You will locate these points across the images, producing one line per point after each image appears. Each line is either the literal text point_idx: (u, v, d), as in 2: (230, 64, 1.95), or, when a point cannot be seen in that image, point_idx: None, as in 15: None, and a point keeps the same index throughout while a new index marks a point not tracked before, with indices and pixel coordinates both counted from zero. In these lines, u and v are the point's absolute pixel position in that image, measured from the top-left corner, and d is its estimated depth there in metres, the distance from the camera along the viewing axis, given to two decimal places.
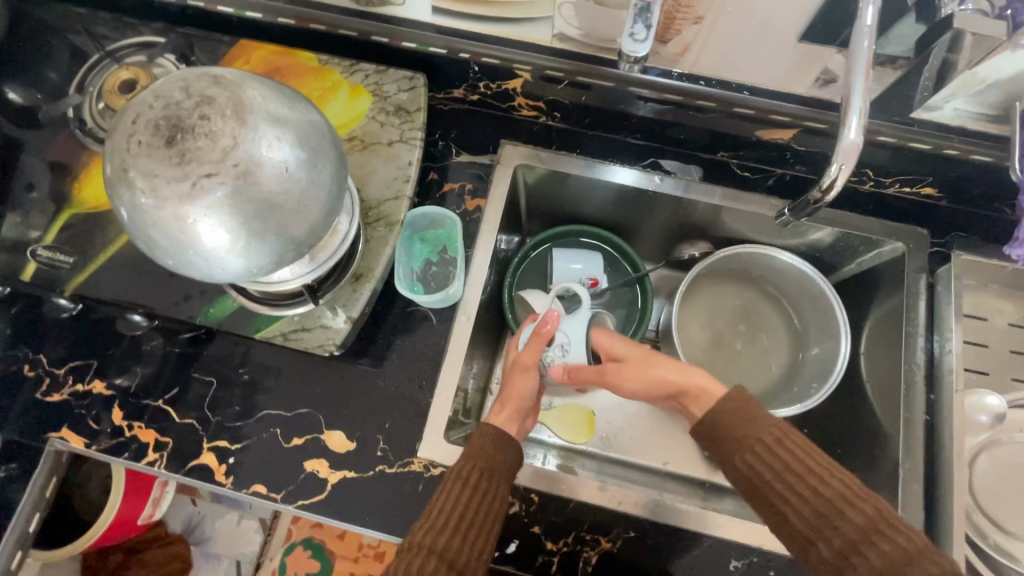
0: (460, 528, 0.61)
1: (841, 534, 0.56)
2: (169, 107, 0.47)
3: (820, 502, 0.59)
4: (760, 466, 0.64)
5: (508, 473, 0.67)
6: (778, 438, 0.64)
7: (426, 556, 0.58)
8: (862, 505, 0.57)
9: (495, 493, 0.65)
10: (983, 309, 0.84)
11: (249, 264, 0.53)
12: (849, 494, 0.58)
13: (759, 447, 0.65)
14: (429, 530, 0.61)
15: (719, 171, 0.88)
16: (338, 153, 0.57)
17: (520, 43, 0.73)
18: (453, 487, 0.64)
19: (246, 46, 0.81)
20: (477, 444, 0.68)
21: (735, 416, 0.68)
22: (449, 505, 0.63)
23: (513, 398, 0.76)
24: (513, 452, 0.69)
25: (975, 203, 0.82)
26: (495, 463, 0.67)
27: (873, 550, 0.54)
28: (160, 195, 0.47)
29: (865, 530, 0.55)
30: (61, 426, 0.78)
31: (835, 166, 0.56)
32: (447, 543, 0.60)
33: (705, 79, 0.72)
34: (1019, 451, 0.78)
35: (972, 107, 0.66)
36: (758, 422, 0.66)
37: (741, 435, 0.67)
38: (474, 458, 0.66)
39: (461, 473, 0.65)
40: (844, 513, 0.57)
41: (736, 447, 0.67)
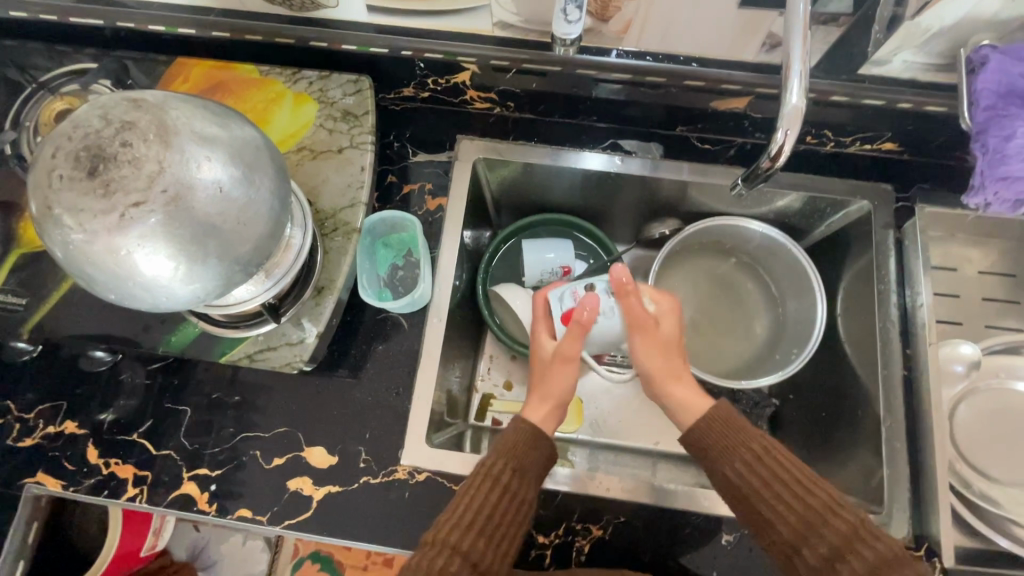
0: (485, 530, 0.60)
1: (825, 540, 0.56)
2: (89, 136, 0.45)
3: (808, 513, 0.58)
4: (750, 477, 0.61)
5: (537, 475, 0.66)
6: (767, 448, 0.62)
7: (450, 556, 0.57)
8: (842, 513, 0.57)
9: (525, 494, 0.63)
10: (952, 260, 0.84)
11: (197, 291, 0.51)
12: (835, 505, 0.58)
13: (748, 457, 0.62)
14: (454, 527, 0.59)
15: (679, 147, 0.87)
16: (277, 166, 0.55)
17: (461, 36, 0.71)
18: (482, 485, 0.62)
19: (184, 64, 0.78)
20: (509, 440, 0.66)
21: (723, 422, 0.65)
22: (476, 503, 0.61)
23: (557, 390, 0.71)
24: (545, 452, 0.67)
25: (935, 154, 0.81)
26: (527, 464, 0.65)
27: (856, 557, 0.54)
28: (89, 228, 0.45)
29: (848, 536, 0.55)
30: (36, 470, 0.76)
31: (780, 131, 0.55)
32: (472, 544, 0.59)
33: (651, 55, 0.70)
34: (996, 397, 0.79)
35: (921, 58, 0.65)
36: (748, 432, 0.64)
37: (734, 443, 0.63)
38: (505, 456, 0.65)
39: (490, 471, 0.63)
40: (830, 520, 0.57)
41: (723, 456, 0.63)
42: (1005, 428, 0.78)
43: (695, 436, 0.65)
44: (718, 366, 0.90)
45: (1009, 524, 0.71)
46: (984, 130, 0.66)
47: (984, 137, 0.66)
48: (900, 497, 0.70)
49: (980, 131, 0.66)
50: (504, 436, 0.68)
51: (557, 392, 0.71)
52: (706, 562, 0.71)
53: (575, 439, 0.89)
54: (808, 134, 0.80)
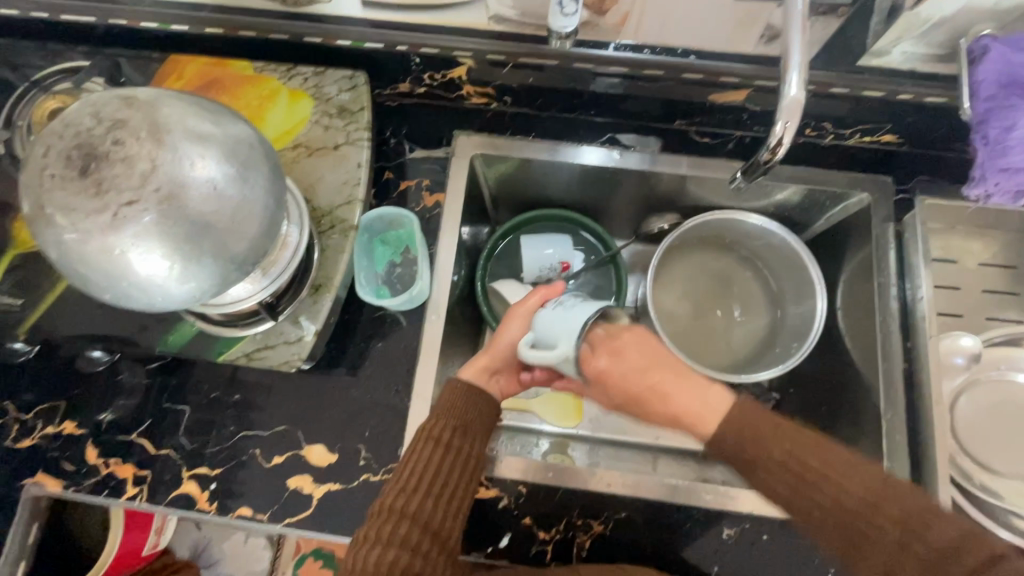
0: (432, 490, 0.63)
1: (876, 542, 0.54)
2: (81, 134, 0.45)
3: (854, 514, 0.55)
4: (780, 487, 0.58)
5: (480, 429, 0.68)
6: (791, 450, 0.58)
7: (398, 521, 0.61)
8: (888, 507, 0.54)
9: (468, 451, 0.66)
10: (952, 252, 0.84)
11: (193, 290, 0.51)
12: (874, 499, 0.55)
13: (776, 464, 0.58)
14: (400, 493, 0.63)
15: (678, 141, 0.86)
16: (272, 164, 0.55)
17: (457, 30, 0.70)
18: (424, 447, 0.65)
19: (177, 61, 0.78)
20: (444, 403, 0.68)
21: (749, 429, 0.59)
22: (419, 466, 0.64)
23: (499, 345, 0.72)
24: (484, 406, 0.69)
25: (936, 145, 0.81)
26: (465, 420, 0.67)
27: (914, 552, 0.53)
28: (82, 228, 0.45)
29: (898, 539, 0.54)
30: (35, 471, 0.76)
31: (779, 124, 0.55)
32: (420, 507, 0.62)
33: (648, 48, 0.70)
34: (997, 388, 0.79)
35: (920, 49, 0.64)
36: (767, 435, 0.59)
37: (758, 453, 0.58)
38: (443, 418, 0.67)
39: (430, 433, 0.66)
40: (874, 520, 0.55)
41: (750, 466, 0.59)
42: (1006, 420, 0.78)
43: (718, 447, 0.61)
44: (718, 361, 0.90)
45: (1010, 516, 0.71)
46: (984, 120, 0.65)
47: (984, 127, 0.65)
48: None
49: (980, 121, 0.65)
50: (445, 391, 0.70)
51: (497, 348, 0.72)
52: (707, 556, 0.71)
53: (575, 435, 0.89)
54: (807, 126, 0.80)
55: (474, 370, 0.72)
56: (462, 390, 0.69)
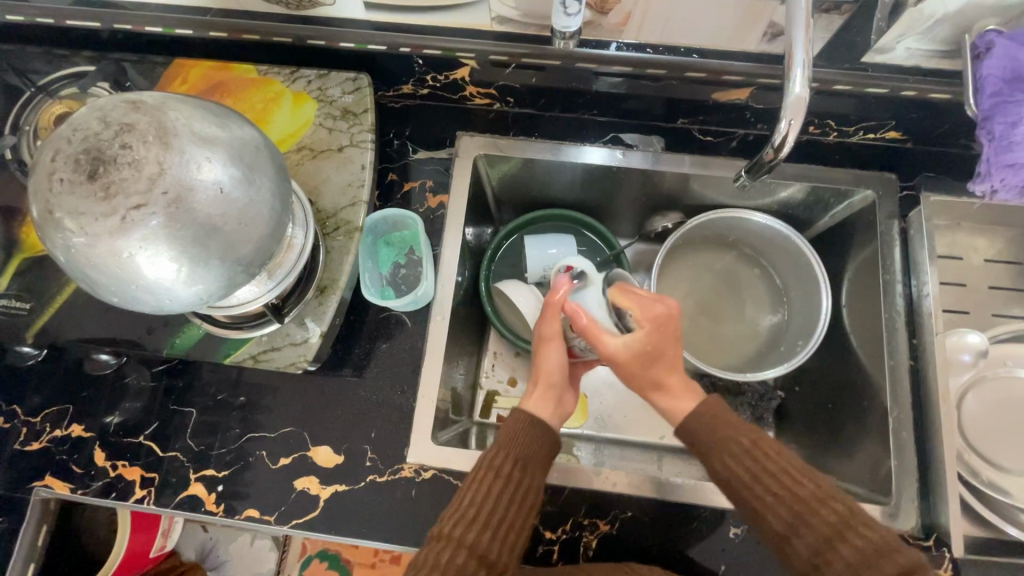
0: (491, 521, 0.59)
1: (814, 530, 0.55)
2: (88, 139, 0.45)
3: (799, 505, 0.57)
4: (740, 472, 0.60)
5: (542, 462, 0.65)
6: (757, 441, 0.62)
7: (455, 549, 0.57)
8: (832, 504, 0.56)
9: (530, 483, 0.63)
10: (958, 248, 0.83)
11: (201, 292, 0.51)
12: (824, 494, 0.57)
13: (739, 452, 0.61)
14: (457, 521, 0.59)
15: (681, 139, 0.87)
16: (277, 166, 0.55)
17: (460, 32, 0.71)
18: (485, 477, 0.62)
19: (182, 65, 0.78)
20: (507, 432, 0.66)
21: (716, 419, 0.64)
22: (480, 495, 0.61)
23: (543, 372, 0.70)
24: (547, 438, 0.66)
25: (940, 142, 0.81)
26: (529, 452, 0.65)
27: (846, 546, 0.54)
28: (91, 231, 0.45)
29: (838, 525, 0.55)
30: (44, 474, 0.77)
31: (784, 122, 0.55)
32: (478, 537, 0.58)
33: (651, 47, 0.70)
34: (1004, 385, 0.78)
35: (925, 45, 0.64)
36: (734, 425, 0.63)
37: (722, 438, 0.62)
38: (506, 447, 0.64)
39: (492, 464, 0.63)
40: (819, 509, 0.56)
41: (710, 449, 0.63)
42: (1013, 417, 0.77)
43: (689, 431, 0.65)
44: (724, 359, 0.90)
45: (1018, 513, 0.71)
46: (989, 116, 0.64)
47: (989, 124, 0.65)
48: (908, 487, 0.70)
49: (986, 117, 0.65)
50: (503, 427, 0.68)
51: (545, 375, 0.70)
52: (714, 555, 0.71)
53: (580, 435, 0.89)
54: (811, 123, 0.80)
55: (537, 401, 0.69)
56: (529, 419, 0.66)
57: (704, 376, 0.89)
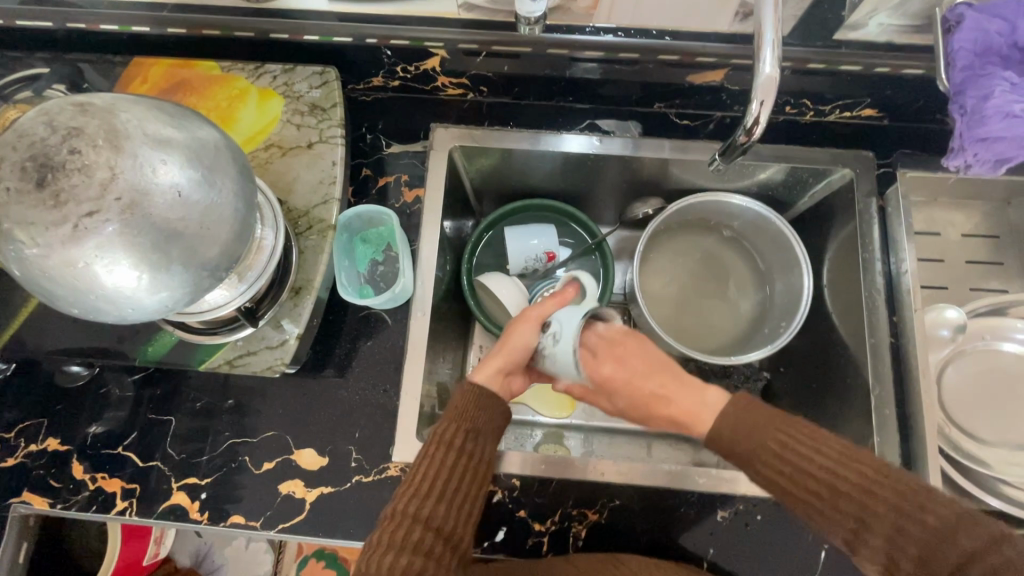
0: (444, 495, 0.60)
1: (879, 529, 0.52)
2: (35, 145, 0.43)
3: (848, 504, 0.54)
4: (778, 478, 0.56)
5: (493, 433, 0.65)
6: (786, 442, 0.57)
7: (411, 526, 0.58)
8: (886, 489, 0.53)
9: (481, 454, 0.63)
10: (935, 224, 0.85)
11: (166, 299, 0.50)
12: (873, 484, 0.53)
13: (772, 456, 0.57)
14: (413, 497, 0.59)
15: (658, 124, 0.86)
16: (239, 167, 0.54)
17: (426, 20, 0.69)
18: (436, 451, 0.61)
19: (141, 64, 0.75)
20: (457, 404, 0.64)
21: (747, 422, 0.58)
22: (431, 470, 0.60)
23: (514, 345, 0.66)
24: (497, 412, 0.65)
25: (916, 118, 0.81)
26: (479, 425, 0.64)
27: (909, 536, 0.51)
28: (43, 242, 0.43)
29: (894, 516, 0.52)
30: (21, 490, 0.75)
31: (756, 103, 0.54)
32: (433, 511, 0.59)
33: (621, 30, 0.69)
34: (984, 358, 0.79)
35: (896, 21, 0.63)
36: (761, 430, 0.58)
37: (752, 447, 0.58)
38: (457, 420, 0.63)
39: (443, 437, 0.62)
40: (873, 504, 0.53)
41: (746, 461, 0.58)
42: (992, 389, 0.78)
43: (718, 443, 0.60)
44: (707, 343, 0.90)
45: (999, 485, 0.71)
46: (961, 90, 0.63)
47: (961, 97, 0.63)
48: (891, 463, 0.70)
49: (957, 92, 0.63)
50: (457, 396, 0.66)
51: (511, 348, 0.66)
52: (702, 540, 0.71)
53: (569, 425, 0.88)
54: (787, 104, 0.80)
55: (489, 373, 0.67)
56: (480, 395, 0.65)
57: (690, 361, 0.89)
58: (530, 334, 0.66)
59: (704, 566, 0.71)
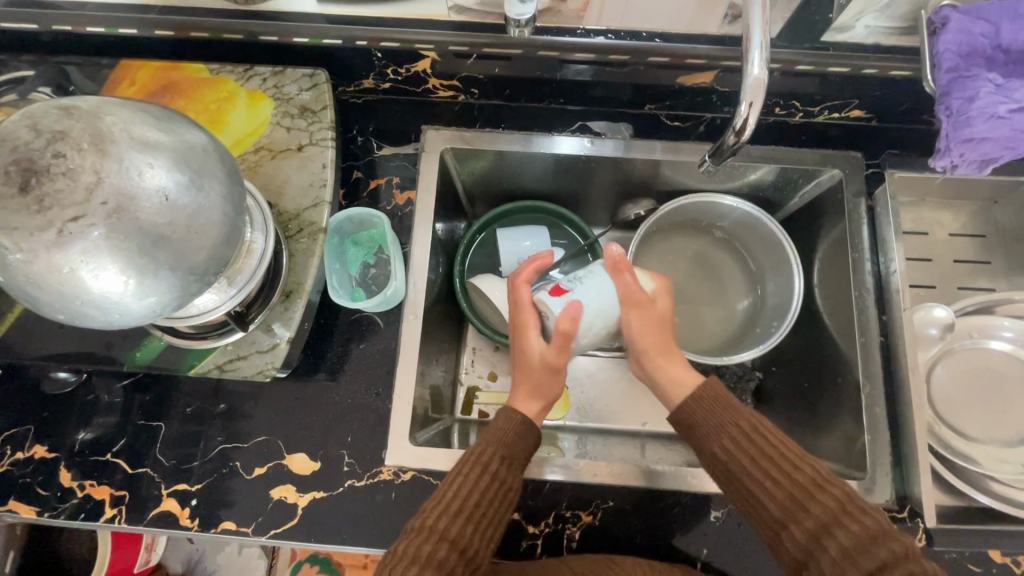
0: (474, 517, 0.59)
1: (813, 517, 0.55)
2: (18, 149, 0.43)
3: (793, 487, 0.57)
4: (738, 453, 0.60)
5: (525, 461, 0.66)
6: (754, 425, 0.61)
7: (437, 543, 0.57)
8: (833, 488, 0.56)
9: (512, 482, 0.63)
10: (923, 224, 0.85)
11: (153, 304, 0.49)
12: (825, 483, 0.56)
13: (735, 434, 0.61)
14: (443, 513, 0.59)
15: (650, 126, 0.86)
16: (228, 170, 0.53)
17: (417, 22, 0.69)
18: (470, 471, 0.61)
19: (129, 66, 0.75)
20: (497, 427, 0.66)
21: (715, 404, 0.64)
22: (465, 489, 0.60)
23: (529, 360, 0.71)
24: (531, 440, 0.67)
25: (904, 119, 0.82)
26: (515, 450, 0.65)
27: (841, 531, 0.53)
28: (27, 247, 0.43)
29: (830, 516, 0.54)
30: (6, 499, 0.73)
31: (745, 105, 0.54)
32: (461, 531, 0.58)
33: (612, 31, 0.69)
34: (972, 356, 0.80)
35: (883, 22, 0.64)
36: (730, 411, 0.63)
37: (718, 422, 0.63)
38: (494, 443, 0.64)
39: (480, 459, 0.63)
40: (816, 497, 0.56)
41: (709, 433, 0.63)
42: (980, 386, 0.79)
43: (683, 413, 0.65)
44: (701, 343, 0.90)
45: (990, 482, 0.72)
46: (948, 91, 0.63)
47: (948, 99, 0.63)
48: (882, 461, 0.71)
49: (944, 93, 0.63)
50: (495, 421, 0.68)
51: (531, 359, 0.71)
52: (696, 540, 0.72)
53: (563, 426, 0.88)
54: (776, 105, 0.80)
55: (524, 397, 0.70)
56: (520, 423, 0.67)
57: None
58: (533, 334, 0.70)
59: (698, 566, 0.71)
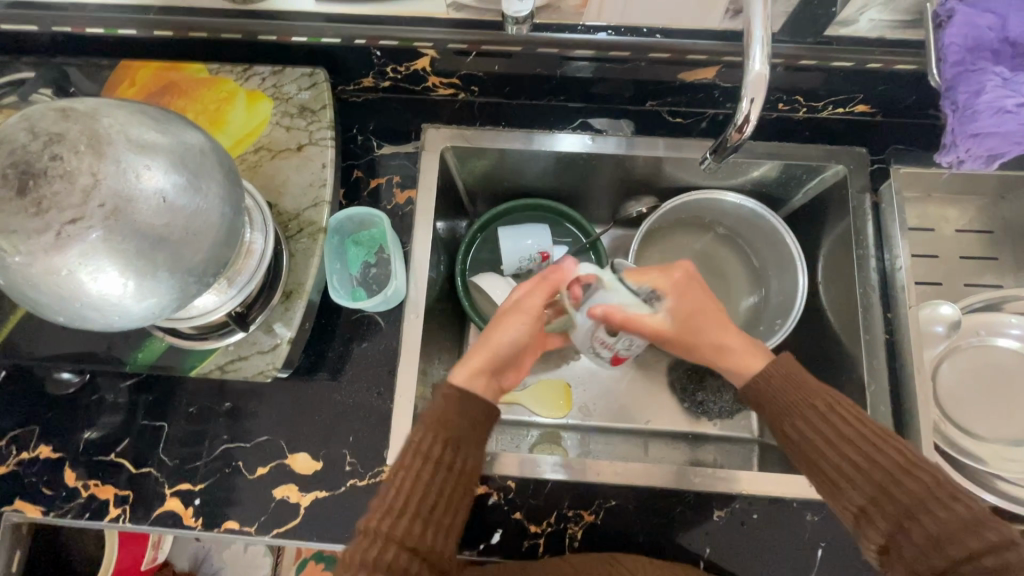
0: (422, 510, 0.57)
1: (897, 502, 0.54)
2: (16, 152, 0.43)
3: (878, 471, 0.55)
4: (813, 434, 0.59)
5: (474, 439, 0.61)
6: (832, 405, 0.60)
7: (384, 545, 0.55)
8: (920, 472, 0.54)
9: (462, 464, 0.60)
10: (928, 220, 0.84)
11: (153, 306, 0.49)
12: (907, 462, 0.55)
13: (812, 415, 0.60)
14: (386, 514, 0.56)
15: (650, 122, 0.85)
16: (226, 170, 0.53)
17: (415, 20, 0.69)
18: (411, 463, 0.58)
19: (129, 67, 0.75)
20: (437, 411, 0.61)
21: (792, 382, 0.62)
22: (407, 484, 0.57)
23: (500, 338, 0.66)
24: (481, 417, 0.62)
25: (910, 114, 0.81)
26: (458, 432, 0.60)
27: (928, 518, 0.52)
28: (25, 250, 0.43)
29: (919, 499, 0.53)
30: (13, 498, 0.74)
31: (745, 101, 0.54)
32: (409, 529, 0.56)
33: (612, 28, 0.68)
34: (978, 354, 0.79)
35: (887, 16, 0.63)
36: (808, 389, 0.61)
37: (794, 403, 0.61)
38: (435, 429, 0.60)
39: (420, 448, 0.59)
40: (903, 481, 0.54)
41: (783, 413, 0.62)
42: (986, 384, 0.78)
43: (758, 391, 0.64)
44: None
45: (996, 480, 0.71)
46: (953, 85, 0.62)
47: (953, 93, 0.62)
48: None
49: (949, 87, 0.62)
50: (433, 398, 0.63)
51: (497, 346, 0.65)
52: (699, 539, 0.71)
53: (565, 425, 0.88)
54: (779, 101, 0.79)
55: (469, 373, 0.64)
56: (459, 397, 0.61)
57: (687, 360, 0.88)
58: (522, 327, 0.66)
59: (701, 565, 0.71)
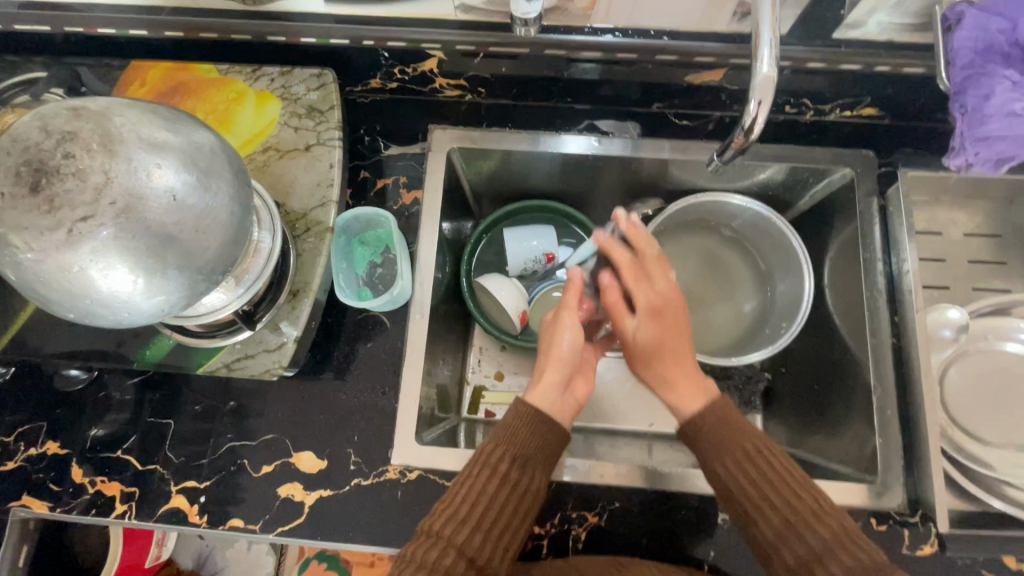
0: (482, 522, 0.59)
1: (808, 546, 0.57)
2: (29, 150, 0.43)
3: (792, 515, 0.59)
4: (741, 478, 0.61)
5: (543, 458, 0.63)
6: (760, 450, 0.62)
7: (444, 549, 0.57)
8: (830, 521, 0.58)
9: (529, 483, 0.61)
10: (936, 223, 0.84)
11: (161, 303, 0.49)
12: (821, 511, 0.59)
13: (741, 457, 0.61)
14: (448, 520, 0.59)
15: (657, 125, 0.85)
16: (235, 170, 0.53)
17: (423, 22, 0.69)
18: (479, 473, 0.61)
19: (139, 67, 0.76)
20: (509, 428, 0.63)
21: (726, 428, 0.63)
22: (470, 494, 0.59)
23: (556, 350, 0.68)
24: (550, 437, 0.64)
25: (918, 117, 0.80)
26: (527, 449, 0.62)
27: (836, 564, 0.56)
28: (37, 246, 0.43)
29: (825, 548, 0.57)
30: (21, 494, 0.75)
31: (754, 103, 0.54)
32: (468, 538, 0.58)
33: (618, 30, 0.69)
34: (986, 359, 0.79)
35: (896, 19, 0.63)
36: (743, 433, 0.63)
37: (728, 447, 0.62)
38: (505, 445, 0.62)
39: (489, 460, 0.61)
40: (814, 526, 0.58)
41: (716, 455, 0.62)
42: (995, 390, 0.78)
43: (694, 429, 0.64)
44: (710, 344, 0.89)
45: (1004, 487, 0.71)
46: (962, 89, 0.62)
47: (961, 96, 0.62)
48: (895, 465, 0.69)
49: (957, 91, 0.62)
50: (504, 418, 0.65)
51: (557, 357, 0.67)
52: (703, 542, 0.71)
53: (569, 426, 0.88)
54: (786, 103, 0.79)
55: (542, 391, 0.66)
56: (532, 414, 0.63)
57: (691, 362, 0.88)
58: (574, 329, 0.68)
59: (705, 569, 0.70)
